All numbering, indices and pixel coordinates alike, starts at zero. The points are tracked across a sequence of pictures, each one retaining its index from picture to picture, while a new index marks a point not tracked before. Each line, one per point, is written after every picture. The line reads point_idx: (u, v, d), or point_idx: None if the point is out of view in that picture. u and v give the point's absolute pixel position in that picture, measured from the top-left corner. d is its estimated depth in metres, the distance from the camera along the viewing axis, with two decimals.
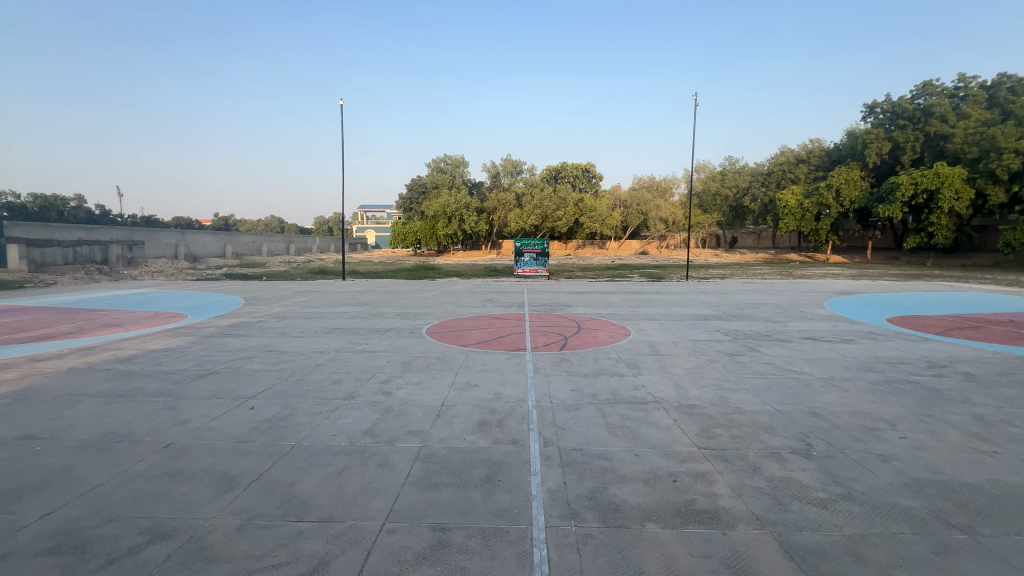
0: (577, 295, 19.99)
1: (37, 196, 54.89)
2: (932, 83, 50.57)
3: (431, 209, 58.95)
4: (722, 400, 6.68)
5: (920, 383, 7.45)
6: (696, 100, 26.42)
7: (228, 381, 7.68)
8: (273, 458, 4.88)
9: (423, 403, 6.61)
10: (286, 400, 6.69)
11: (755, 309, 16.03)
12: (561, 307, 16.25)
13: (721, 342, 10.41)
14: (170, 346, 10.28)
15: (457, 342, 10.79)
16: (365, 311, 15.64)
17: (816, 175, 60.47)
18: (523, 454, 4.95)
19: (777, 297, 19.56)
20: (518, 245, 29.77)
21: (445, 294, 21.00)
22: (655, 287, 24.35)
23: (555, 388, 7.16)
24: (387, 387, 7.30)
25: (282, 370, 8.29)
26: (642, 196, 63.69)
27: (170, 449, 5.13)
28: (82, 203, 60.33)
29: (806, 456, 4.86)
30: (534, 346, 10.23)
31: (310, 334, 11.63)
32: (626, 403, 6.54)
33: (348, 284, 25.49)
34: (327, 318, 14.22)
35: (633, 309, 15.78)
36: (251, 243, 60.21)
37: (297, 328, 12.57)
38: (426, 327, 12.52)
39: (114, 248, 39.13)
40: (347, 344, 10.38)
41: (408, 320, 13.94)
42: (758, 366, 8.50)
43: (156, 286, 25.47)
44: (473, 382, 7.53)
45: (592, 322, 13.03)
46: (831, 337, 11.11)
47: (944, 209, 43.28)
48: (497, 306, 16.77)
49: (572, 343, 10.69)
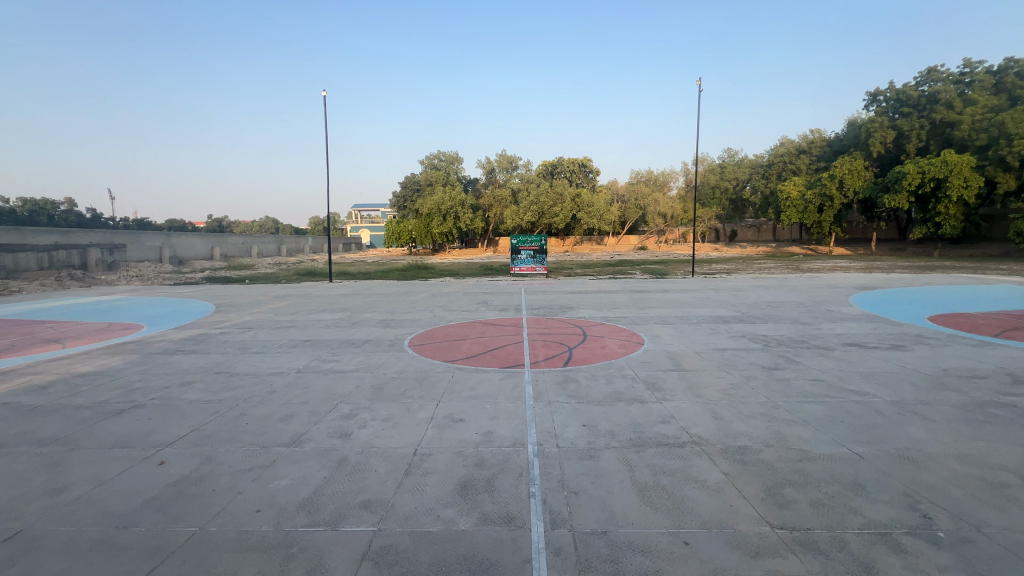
0: (580, 295, 18.40)
1: (24, 201, 53.41)
2: (937, 69, 49.13)
3: (425, 208, 57.26)
4: (779, 439, 5.14)
5: (1019, 407, 5.93)
6: (700, 85, 24.28)
7: (150, 418, 6.10)
8: (153, 562, 3.32)
9: (389, 451, 5.02)
10: (210, 449, 5.12)
11: (777, 308, 14.46)
12: (562, 310, 14.70)
13: (752, 353, 8.90)
14: (99, 368, 8.63)
15: (444, 356, 9.23)
16: (345, 318, 14.04)
17: (818, 165, 59.17)
18: (521, 543, 3.42)
19: (796, 295, 17.98)
20: (515, 243, 28.22)
21: (436, 297, 19.40)
22: (661, 284, 22.79)
23: (563, 425, 5.59)
24: (346, 426, 5.72)
25: (224, 401, 6.73)
26: (641, 190, 61.98)
27: (10, 544, 3.54)
28: (72, 207, 58.82)
29: (933, 544, 3.34)
30: (534, 361, 8.65)
31: (273, 350, 10.01)
32: (655, 446, 5.01)
33: (334, 287, 23.91)
34: (300, 328, 12.61)
35: (642, 311, 14.21)
36: (241, 244, 58.48)
37: (261, 341, 10.95)
38: (410, 337, 10.94)
39: (92, 252, 37.46)
40: (314, 362, 8.83)
41: (390, 328, 12.35)
42: (807, 385, 6.98)
43: (128, 293, 23.83)
44: (457, 415, 5.96)
45: (599, 328, 11.46)
46: (877, 343, 9.55)
47: (953, 198, 41.76)
48: (491, 310, 15.24)
49: (577, 355, 9.09)
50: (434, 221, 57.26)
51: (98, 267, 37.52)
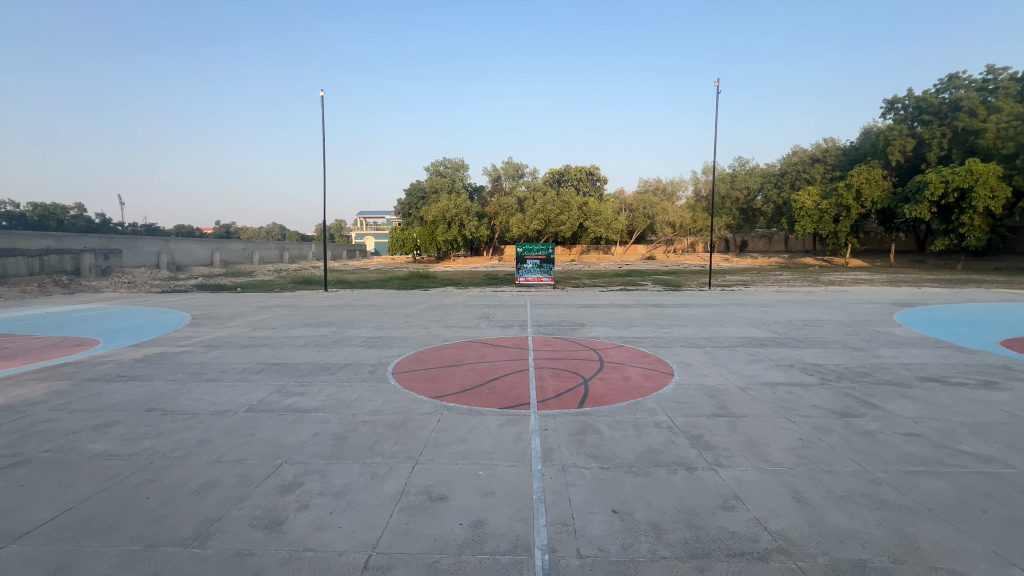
0: (590, 310, 16.70)
1: (34, 205, 53.00)
2: (959, 75, 47.18)
3: (430, 215, 56.01)
4: (909, 548, 3.45)
5: None
6: (718, 86, 22.75)
7: (23, 486, 4.48)
8: None
9: (331, 560, 3.38)
10: (72, 551, 3.51)
11: (817, 329, 12.66)
12: (573, 328, 13.05)
13: (812, 392, 7.17)
14: (9, 401, 7.06)
15: (432, 389, 7.55)
16: (328, 335, 12.41)
17: (833, 175, 57.25)
18: None
19: (831, 312, 16.16)
20: (520, 252, 26.65)
21: (434, 309, 17.79)
22: (679, 298, 21.03)
23: (584, 511, 3.95)
24: (284, 507, 4.09)
25: (135, 457, 5.11)
26: (649, 198, 60.32)
27: None
28: (81, 212, 58.42)
29: None
30: (542, 398, 6.97)
31: (230, 377, 8.37)
32: (727, 560, 3.33)
33: (328, 297, 22.37)
34: (274, 347, 10.99)
35: (664, 330, 12.49)
36: (242, 251, 57.34)
37: (222, 364, 9.34)
38: (395, 361, 9.30)
39: (86, 257, 36.26)
40: (274, 396, 7.20)
41: (376, 349, 10.71)
42: (904, 444, 5.26)
43: (111, 301, 22.41)
44: (437, 491, 4.31)
45: (617, 354, 9.76)
46: (962, 379, 7.77)
47: (978, 208, 39.66)
48: (493, 327, 13.60)
49: (594, 390, 7.39)
50: (438, 228, 56.00)
51: (91, 273, 36.24)
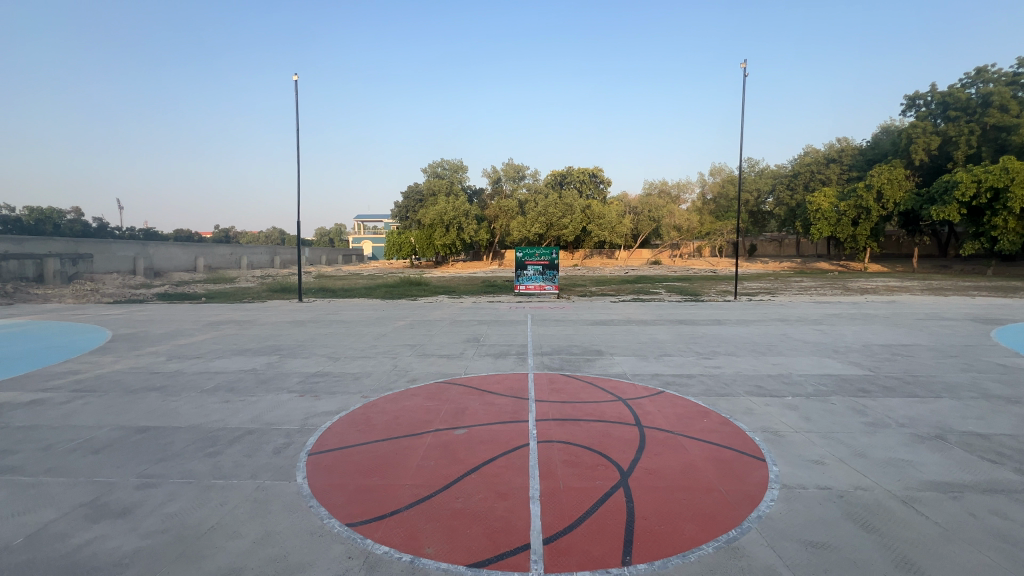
0: (606, 330, 13.46)
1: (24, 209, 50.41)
2: (988, 68, 43.67)
3: (426, 219, 52.88)
4: None
5: None
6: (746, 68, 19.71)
7: None
8: None
9: None
10: None
11: (919, 362, 9.35)
12: (588, 358, 9.84)
13: None
14: None
15: (360, 502, 4.25)
16: (258, 371, 9.14)
17: (850, 175, 53.91)
18: None
19: (908, 333, 12.80)
20: (520, 257, 23.40)
21: (414, 327, 14.53)
22: (706, 312, 17.74)
23: None
24: None
25: None
26: (654, 200, 56.87)
27: None
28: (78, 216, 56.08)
29: None
30: (555, 531, 3.75)
31: (48, 460, 5.19)
32: None
33: (297, 310, 19.07)
34: (171, 392, 7.81)
35: (711, 364, 9.22)
36: (229, 255, 54.14)
37: (63, 428, 6.15)
38: (328, 426, 6.10)
39: (50, 262, 33.14)
40: (64, 522, 3.95)
41: (309, 397, 7.46)
42: None
43: (47, 314, 19.10)
44: None
45: (662, 411, 6.50)
46: None
47: (1014, 209, 35.90)
48: (482, 356, 10.37)
49: (645, 502, 4.17)
50: (435, 232, 52.78)
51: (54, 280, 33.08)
